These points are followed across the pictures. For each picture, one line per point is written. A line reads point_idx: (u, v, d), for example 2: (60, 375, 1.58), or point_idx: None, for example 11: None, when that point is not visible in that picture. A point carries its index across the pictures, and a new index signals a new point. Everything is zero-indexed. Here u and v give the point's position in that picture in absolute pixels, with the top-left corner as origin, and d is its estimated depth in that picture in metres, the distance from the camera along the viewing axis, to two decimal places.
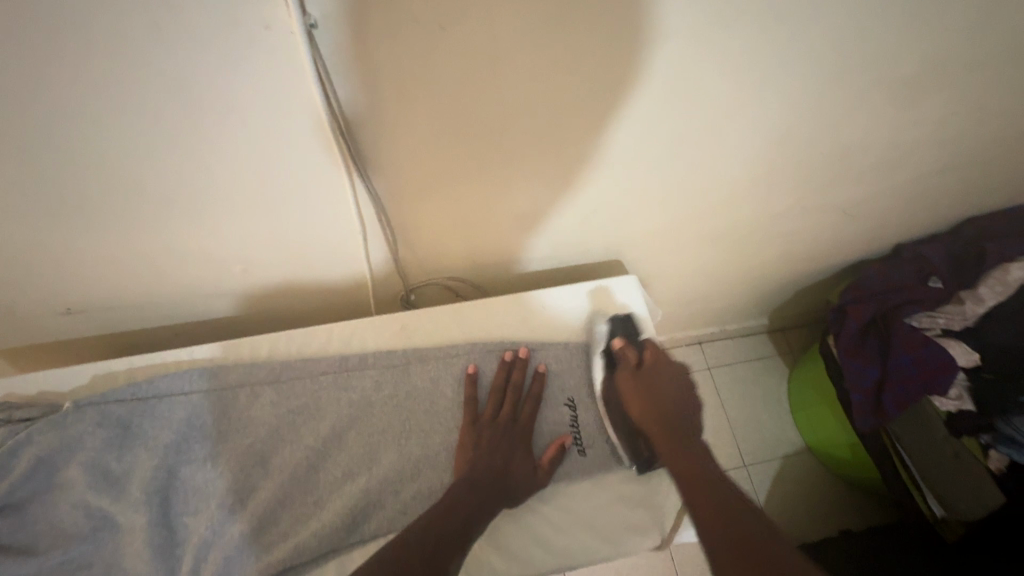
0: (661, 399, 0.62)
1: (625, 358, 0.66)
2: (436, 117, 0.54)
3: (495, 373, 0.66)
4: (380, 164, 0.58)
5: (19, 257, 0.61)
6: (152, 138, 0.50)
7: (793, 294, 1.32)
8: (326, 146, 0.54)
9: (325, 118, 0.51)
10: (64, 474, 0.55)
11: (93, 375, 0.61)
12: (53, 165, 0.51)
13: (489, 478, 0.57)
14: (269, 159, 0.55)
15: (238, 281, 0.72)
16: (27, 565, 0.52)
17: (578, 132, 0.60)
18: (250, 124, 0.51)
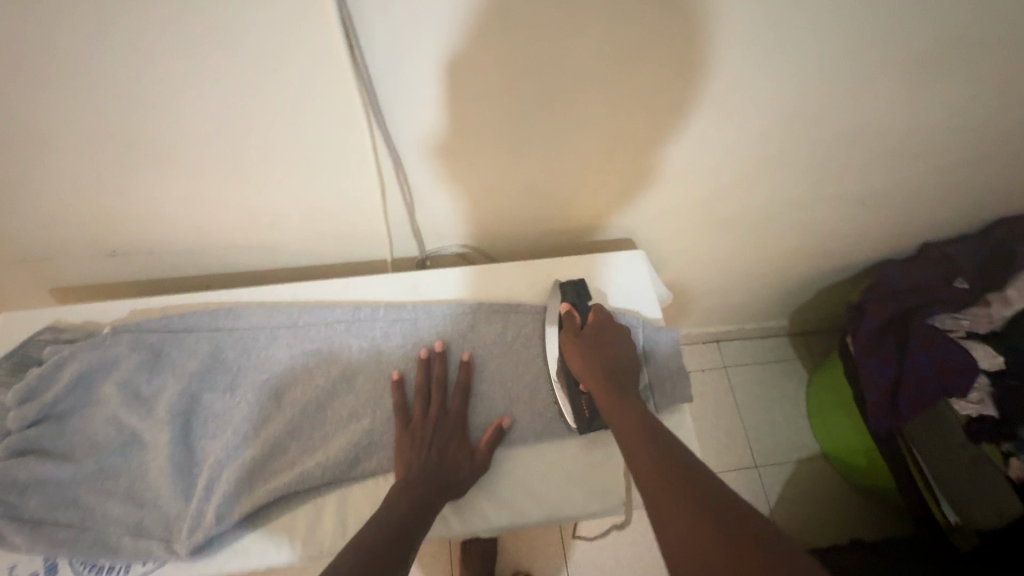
0: (605, 361, 0.62)
1: (572, 320, 0.66)
2: (456, 78, 0.56)
3: (416, 374, 0.66)
4: (401, 124, 0.61)
5: (72, 200, 0.67)
6: (194, 93, 0.55)
7: (813, 294, 1.30)
8: (352, 105, 0.58)
9: (350, 72, 0.54)
10: (99, 391, 0.60)
11: (132, 309, 0.67)
12: (108, 115, 0.56)
13: (427, 474, 0.57)
14: (298, 118, 0.59)
15: (266, 236, 0.77)
16: (63, 468, 0.57)
17: (594, 101, 0.62)
18: (282, 80, 0.54)
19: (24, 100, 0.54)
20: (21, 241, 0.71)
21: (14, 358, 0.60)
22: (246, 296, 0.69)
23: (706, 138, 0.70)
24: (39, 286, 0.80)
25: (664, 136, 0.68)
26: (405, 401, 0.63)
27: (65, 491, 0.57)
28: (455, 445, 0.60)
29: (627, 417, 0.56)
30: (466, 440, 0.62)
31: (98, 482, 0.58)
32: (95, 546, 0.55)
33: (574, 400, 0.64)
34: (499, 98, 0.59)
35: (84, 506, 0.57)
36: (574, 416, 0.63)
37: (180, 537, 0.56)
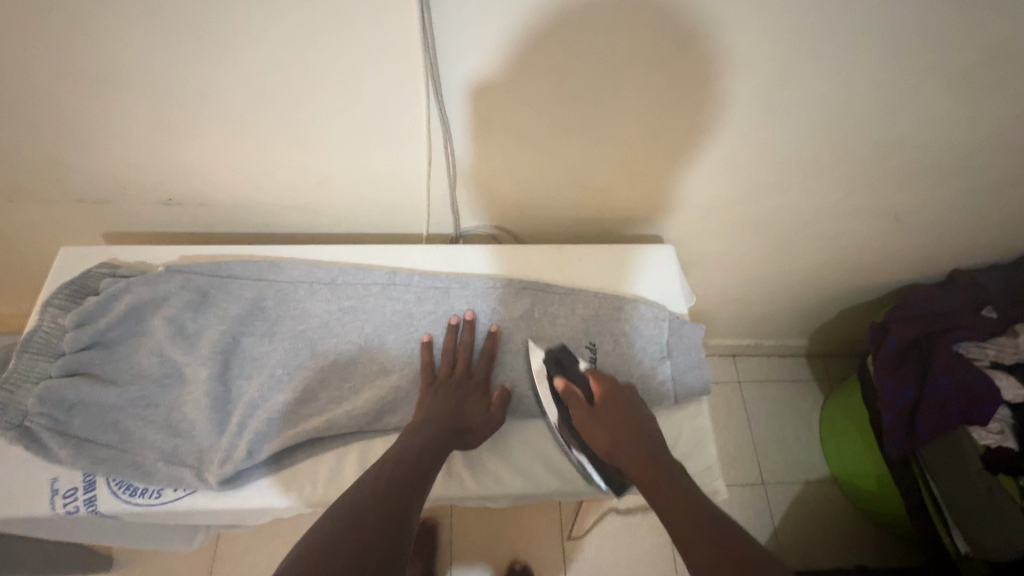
0: (626, 433, 0.58)
1: (576, 396, 0.63)
2: (517, 53, 0.58)
3: (444, 339, 0.69)
4: (457, 96, 0.63)
5: (138, 146, 0.71)
6: (268, 58, 0.59)
7: (836, 314, 1.30)
8: (412, 73, 0.60)
9: (416, 40, 0.56)
10: (149, 324, 0.64)
11: (181, 255, 0.71)
12: (187, 71, 0.60)
13: (449, 418, 0.60)
14: (359, 83, 0.62)
15: (313, 200, 0.81)
16: (109, 392, 0.61)
17: (646, 91, 0.63)
18: (350, 43, 0.57)
19: (110, 46, 0.57)
20: (87, 183, 0.76)
21: (74, 285, 0.64)
22: (288, 253, 0.73)
23: (747, 143, 0.72)
24: (95, 227, 0.85)
25: (706, 134, 0.70)
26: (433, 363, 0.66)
27: (108, 413, 0.60)
28: (471, 400, 0.63)
29: (655, 472, 0.53)
30: (483, 395, 0.65)
31: (140, 409, 0.61)
32: (131, 468, 0.58)
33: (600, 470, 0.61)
34: (555, 78, 0.61)
35: (126, 431, 0.60)
36: (604, 481, 0.61)
37: (210, 468, 0.59)
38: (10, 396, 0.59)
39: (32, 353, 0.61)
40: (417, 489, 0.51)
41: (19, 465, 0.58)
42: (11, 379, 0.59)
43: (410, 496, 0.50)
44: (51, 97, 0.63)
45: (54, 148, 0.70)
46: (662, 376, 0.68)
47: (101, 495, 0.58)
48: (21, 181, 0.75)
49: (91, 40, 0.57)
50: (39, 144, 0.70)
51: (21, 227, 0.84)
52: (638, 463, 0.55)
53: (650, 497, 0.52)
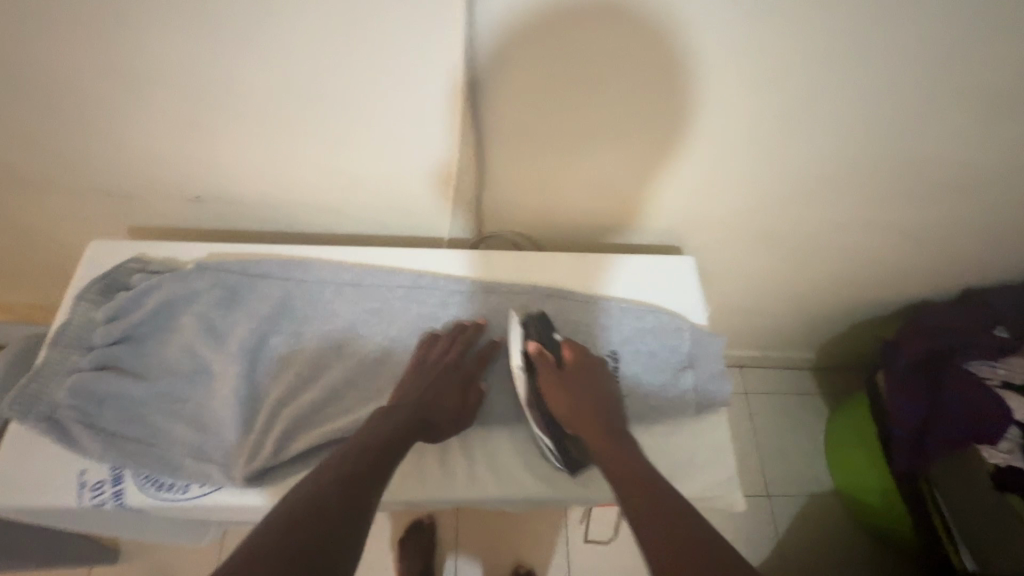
0: (587, 401, 0.63)
1: (546, 358, 0.65)
2: (553, 58, 0.59)
3: (449, 326, 0.70)
4: (490, 100, 0.64)
5: (169, 141, 0.72)
6: (308, 59, 0.60)
7: (846, 328, 1.31)
8: (448, 75, 0.61)
9: (455, 43, 0.57)
10: (179, 320, 0.65)
11: (209, 253, 0.72)
12: (226, 71, 0.62)
13: (420, 413, 0.60)
14: (395, 84, 0.63)
15: (338, 201, 0.81)
16: (139, 386, 0.62)
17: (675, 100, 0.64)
18: (390, 43, 0.58)
19: (153, 41, 0.58)
20: (117, 179, 0.77)
21: (107, 280, 0.65)
22: (314, 253, 0.72)
23: (769, 156, 0.73)
24: (117, 223, 0.86)
25: (730, 146, 0.71)
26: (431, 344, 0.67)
27: (137, 407, 0.61)
28: (448, 393, 0.63)
29: (625, 459, 0.56)
30: (461, 394, 0.64)
31: (169, 403, 0.62)
32: (159, 461, 0.59)
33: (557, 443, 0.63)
34: (586, 84, 0.62)
35: (154, 425, 0.61)
36: (558, 454, 0.62)
37: (237, 465, 0.59)
38: (42, 387, 0.59)
39: (65, 346, 0.61)
40: (378, 477, 0.51)
41: (49, 457, 0.59)
42: (43, 371, 0.60)
43: (371, 480, 0.50)
44: (91, 90, 0.64)
45: (88, 140, 0.71)
46: (684, 386, 0.68)
47: (129, 488, 0.59)
48: (52, 173, 0.76)
49: (138, 33, 0.58)
50: (75, 136, 0.71)
51: (46, 218, 0.85)
52: (602, 441, 0.59)
53: (604, 465, 0.56)
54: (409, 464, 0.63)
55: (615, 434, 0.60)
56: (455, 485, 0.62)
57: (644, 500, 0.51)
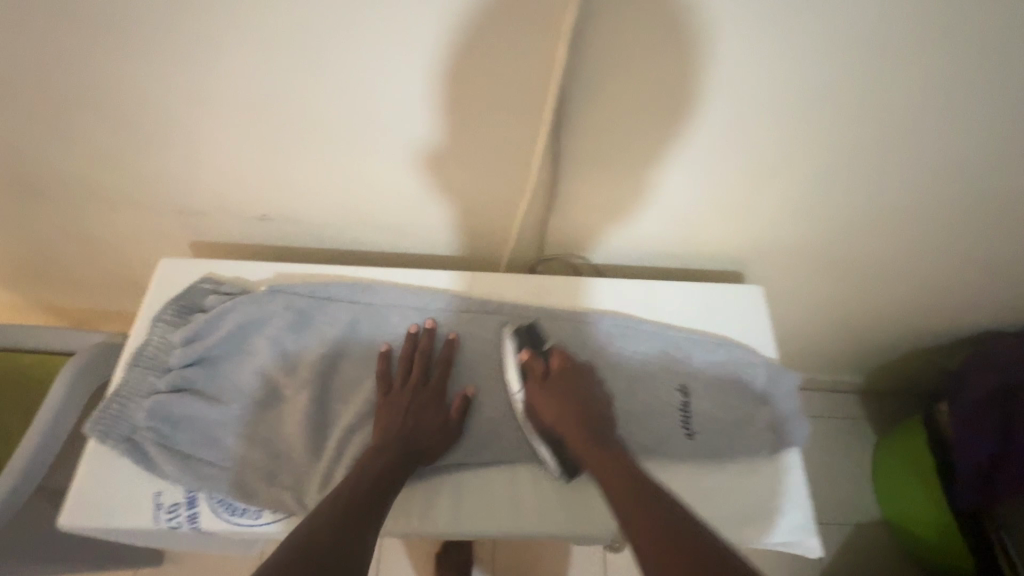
0: (574, 407, 0.62)
1: (534, 368, 0.66)
2: (643, 86, 0.59)
3: (403, 346, 0.68)
4: (572, 128, 0.64)
5: (244, 165, 0.72)
6: (388, 90, 0.61)
7: (902, 356, 1.26)
8: (534, 102, 0.61)
9: (547, 72, 0.57)
10: (252, 343, 0.65)
11: (276, 274, 0.72)
12: (306, 100, 0.62)
13: (400, 440, 0.60)
14: (478, 113, 0.63)
15: (400, 222, 0.81)
16: (213, 410, 0.62)
17: (759, 126, 0.64)
18: (481, 73, 0.58)
19: (240, 70, 0.59)
20: (188, 197, 0.79)
21: (182, 300, 0.66)
22: (382, 276, 0.74)
23: (842, 180, 0.72)
24: (186, 235, 0.88)
25: (802, 171, 0.70)
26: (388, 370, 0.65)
27: (211, 430, 0.61)
28: (428, 412, 0.63)
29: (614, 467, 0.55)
30: (441, 409, 0.64)
31: (242, 428, 0.62)
32: (233, 487, 0.59)
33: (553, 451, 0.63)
34: (671, 112, 0.62)
35: (226, 449, 0.61)
36: (555, 463, 0.62)
37: (310, 492, 0.59)
38: (121, 409, 0.60)
39: (143, 367, 0.62)
40: (369, 526, 0.50)
41: (128, 478, 0.59)
42: (123, 393, 0.61)
43: (361, 530, 0.50)
44: (177, 115, 0.65)
45: (166, 161, 0.73)
46: (761, 424, 0.66)
47: (204, 512, 0.59)
48: (129, 189, 0.78)
49: (232, 63, 0.59)
50: (154, 157, 0.72)
51: (121, 227, 0.88)
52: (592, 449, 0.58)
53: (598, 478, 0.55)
54: (478, 494, 0.62)
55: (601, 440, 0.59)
56: (528, 516, 0.61)
57: (632, 506, 0.49)
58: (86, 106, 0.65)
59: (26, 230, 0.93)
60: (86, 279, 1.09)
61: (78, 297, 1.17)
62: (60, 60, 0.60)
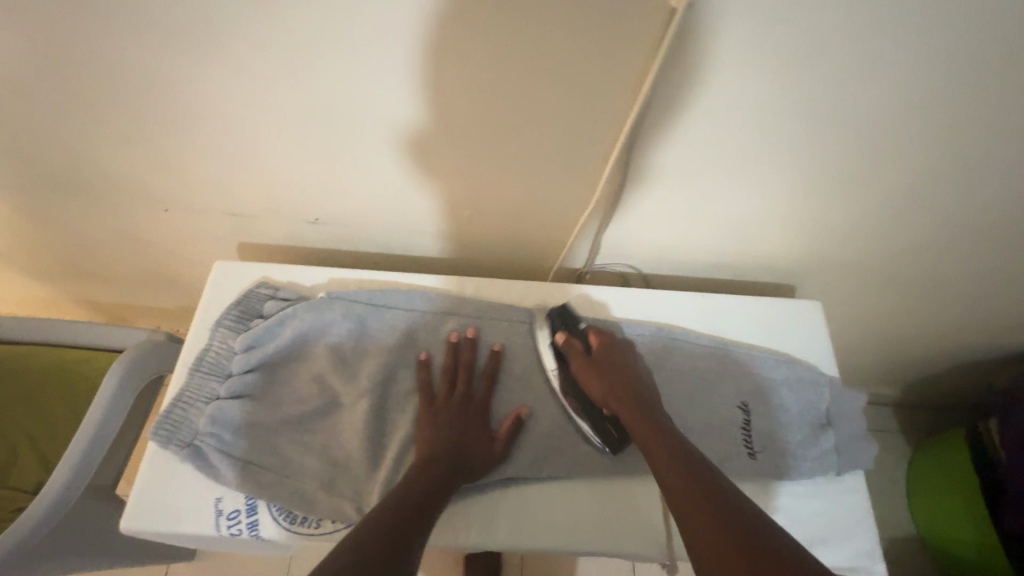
0: (621, 382, 0.61)
1: (575, 348, 0.65)
2: (728, 102, 0.57)
3: (443, 358, 0.66)
4: (646, 141, 0.63)
5: (304, 170, 0.72)
6: (448, 106, 0.60)
7: (948, 371, 1.22)
8: (613, 116, 0.60)
9: (632, 89, 0.56)
10: (311, 350, 0.65)
11: (329, 279, 0.72)
12: (365, 114, 0.62)
13: (447, 455, 0.58)
14: (552, 126, 0.61)
15: (452, 228, 0.81)
16: (273, 416, 0.62)
17: (838, 142, 0.62)
18: (563, 89, 0.56)
19: (300, 84, 0.59)
20: (242, 200, 0.79)
21: (242, 305, 0.66)
22: (435, 283, 0.73)
23: (907, 194, 0.70)
24: (233, 235, 0.89)
25: (866, 185, 0.69)
26: (429, 382, 0.64)
27: (270, 437, 0.61)
28: (471, 428, 0.61)
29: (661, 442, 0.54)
30: (485, 425, 0.62)
31: (301, 435, 0.62)
32: (293, 495, 0.59)
33: (597, 427, 0.62)
34: (742, 128, 0.61)
35: (286, 457, 0.61)
36: (602, 437, 0.62)
37: (369, 503, 0.59)
38: (183, 414, 0.60)
39: (204, 372, 0.62)
40: (416, 532, 0.49)
41: (191, 483, 0.59)
42: (184, 397, 0.61)
43: (409, 538, 0.48)
44: (244, 121, 0.65)
45: (226, 164, 0.72)
46: (824, 446, 0.64)
47: (264, 519, 0.59)
48: (184, 189, 0.79)
49: (308, 74, 0.57)
50: (214, 160, 0.72)
51: (171, 225, 0.89)
52: (641, 421, 0.57)
53: (647, 452, 0.54)
54: (538, 509, 0.62)
55: (652, 413, 0.58)
56: (589, 532, 0.61)
57: (683, 487, 0.49)
58: (154, 111, 0.65)
59: (76, 229, 0.94)
60: (125, 276, 1.10)
61: (115, 292, 1.17)
62: (123, 74, 0.60)
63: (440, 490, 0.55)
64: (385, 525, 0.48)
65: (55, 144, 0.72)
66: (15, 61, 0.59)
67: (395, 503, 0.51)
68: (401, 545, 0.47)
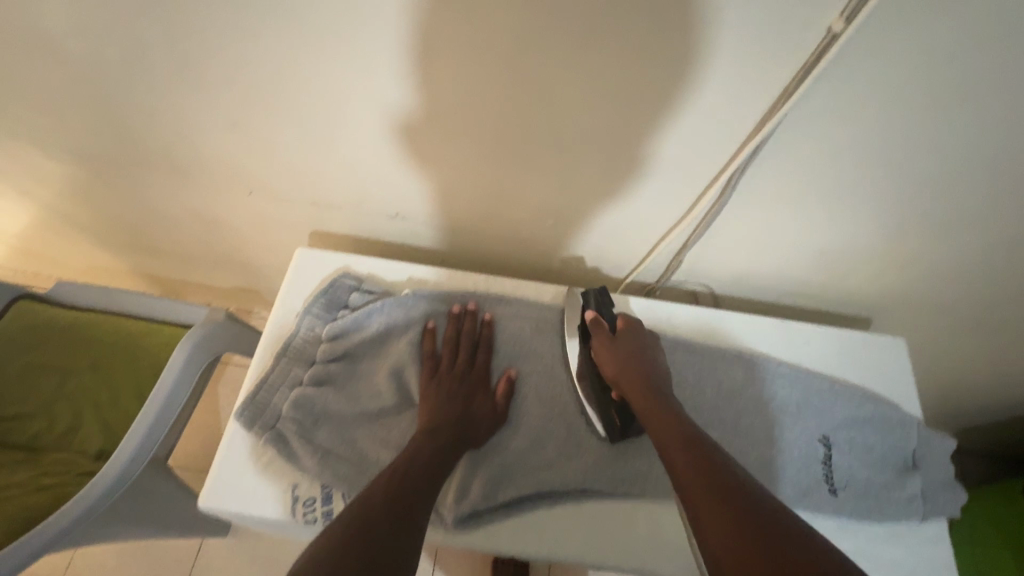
0: (636, 363, 0.61)
1: (599, 326, 0.65)
2: (857, 132, 0.57)
3: (446, 327, 0.67)
4: (759, 164, 0.63)
5: (401, 166, 0.73)
6: (555, 109, 0.60)
7: (1012, 422, 1.17)
8: (733, 135, 0.60)
9: (762, 108, 0.56)
10: (392, 345, 0.65)
11: (409, 276, 0.72)
12: (468, 112, 0.62)
13: (449, 425, 0.59)
14: (664, 140, 0.61)
15: (530, 231, 0.81)
16: (351, 406, 0.62)
17: (959, 180, 0.61)
18: (691, 106, 0.57)
19: (414, 77, 0.59)
20: (327, 189, 0.80)
21: (328, 295, 0.67)
22: (513, 288, 0.73)
23: (1013, 239, 0.68)
24: (308, 222, 0.89)
25: (971, 226, 0.67)
26: (433, 351, 0.65)
27: (345, 427, 0.62)
28: (473, 397, 0.62)
29: (670, 421, 0.54)
30: (487, 392, 0.63)
31: (376, 429, 0.62)
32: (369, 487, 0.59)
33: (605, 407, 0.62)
34: (851, 155, 0.60)
35: (362, 450, 0.61)
36: (604, 425, 0.62)
37: (444, 503, 0.59)
38: (268, 398, 0.61)
39: (289, 358, 0.63)
40: (422, 497, 0.50)
41: (268, 468, 0.60)
42: (269, 381, 0.62)
43: (416, 501, 0.49)
44: (356, 113, 0.66)
45: (325, 154, 0.74)
46: (911, 491, 0.62)
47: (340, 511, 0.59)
48: (272, 174, 0.80)
49: (430, 72, 0.58)
50: (314, 148, 0.73)
51: (248, 208, 0.90)
52: (652, 402, 0.57)
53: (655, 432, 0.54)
54: (610, 526, 0.61)
55: (666, 394, 0.58)
56: (657, 554, 0.60)
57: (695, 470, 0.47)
58: (269, 95, 0.66)
59: (156, 205, 0.96)
60: (190, 254, 1.12)
61: (176, 268, 1.20)
62: (243, 55, 0.61)
63: (444, 457, 0.56)
64: (392, 487, 0.49)
65: (159, 120, 0.74)
66: (148, 37, 0.60)
67: (404, 466, 0.52)
68: (408, 509, 0.48)
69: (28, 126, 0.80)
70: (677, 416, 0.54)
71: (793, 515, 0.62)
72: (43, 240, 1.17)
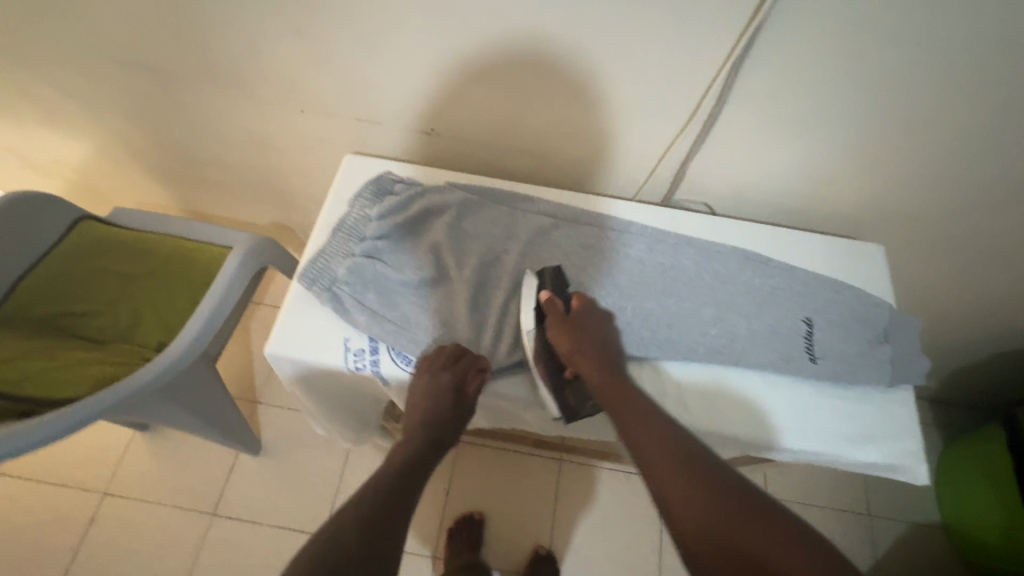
0: (589, 346, 0.66)
1: (555, 305, 0.69)
2: (828, 41, 0.65)
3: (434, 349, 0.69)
4: (748, 72, 0.71)
5: (437, 79, 0.82)
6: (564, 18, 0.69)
7: (1000, 358, 1.23)
8: (720, 47, 0.68)
9: (744, 19, 0.65)
10: (431, 227, 0.75)
11: (444, 178, 0.82)
12: (490, 22, 0.71)
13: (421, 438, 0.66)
14: (663, 50, 0.70)
15: (551, 148, 0.91)
16: (393, 275, 0.72)
17: (921, 88, 0.69)
18: (683, 15, 0.65)
19: None
20: (368, 103, 0.90)
21: (376, 185, 0.77)
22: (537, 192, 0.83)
23: (975, 149, 0.76)
24: (351, 140, 0.99)
25: (936, 136, 0.75)
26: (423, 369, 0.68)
27: (388, 292, 0.71)
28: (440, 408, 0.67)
29: (639, 414, 0.61)
30: (513, 270, 0.74)
31: (415, 296, 0.71)
32: (409, 340, 0.69)
33: (555, 385, 0.68)
34: (825, 66, 0.68)
35: (405, 313, 0.70)
36: (558, 404, 0.68)
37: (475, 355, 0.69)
38: (325, 264, 0.72)
39: (343, 233, 0.74)
40: (396, 513, 0.57)
41: (325, 322, 0.71)
42: (327, 251, 0.73)
43: (391, 516, 0.56)
44: (393, 26, 0.75)
45: (368, 69, 0.83)
46: (880, 359, 0.71)
47: (383, 359, 0.70)
48: (319, 91, 0.90)
49: None
50: (360, 64, 0.82)
51: (294, 126, 0.99)
52: (613, 391, 0.63)
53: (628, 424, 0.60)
54: None
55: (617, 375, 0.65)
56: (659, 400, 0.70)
57: (685, 479, 0.54)
58: (317, 11, 0.75)
59: (207, 131, 1.06)
60: (234, 183, 1.22)
61: (220, 200, 1.30)
62: None
63: (413, 474, 0.63)
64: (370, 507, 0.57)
65: (216, 40, 0.84)
66: None
67: (378, 489, 0.59)
68: (381, 529, 0.55)
69: (104, 50, 0.90)
70: (637, 402, 0.62)
71: (773, 377, 0.72)
72: (100, 174, 1.28)
